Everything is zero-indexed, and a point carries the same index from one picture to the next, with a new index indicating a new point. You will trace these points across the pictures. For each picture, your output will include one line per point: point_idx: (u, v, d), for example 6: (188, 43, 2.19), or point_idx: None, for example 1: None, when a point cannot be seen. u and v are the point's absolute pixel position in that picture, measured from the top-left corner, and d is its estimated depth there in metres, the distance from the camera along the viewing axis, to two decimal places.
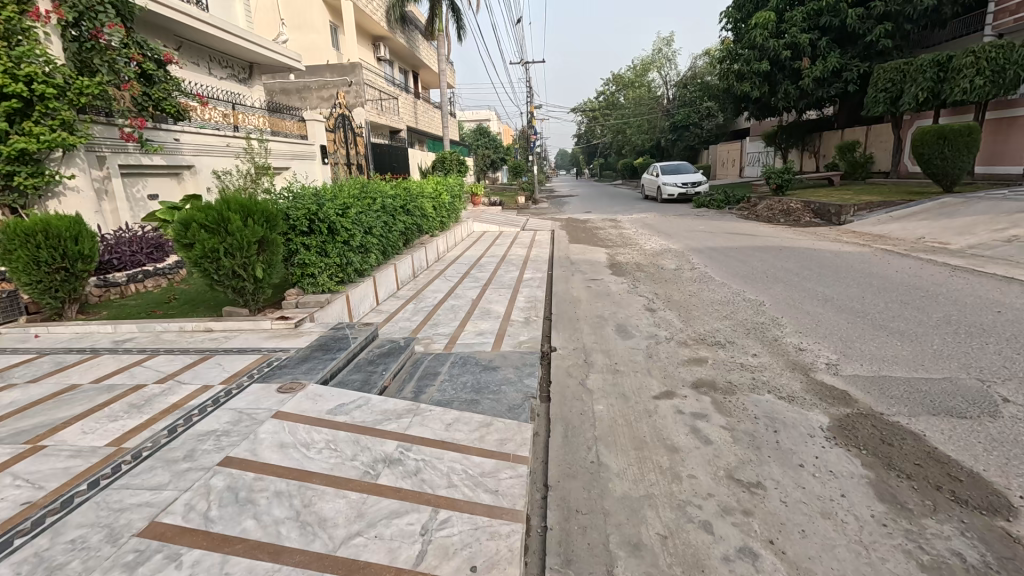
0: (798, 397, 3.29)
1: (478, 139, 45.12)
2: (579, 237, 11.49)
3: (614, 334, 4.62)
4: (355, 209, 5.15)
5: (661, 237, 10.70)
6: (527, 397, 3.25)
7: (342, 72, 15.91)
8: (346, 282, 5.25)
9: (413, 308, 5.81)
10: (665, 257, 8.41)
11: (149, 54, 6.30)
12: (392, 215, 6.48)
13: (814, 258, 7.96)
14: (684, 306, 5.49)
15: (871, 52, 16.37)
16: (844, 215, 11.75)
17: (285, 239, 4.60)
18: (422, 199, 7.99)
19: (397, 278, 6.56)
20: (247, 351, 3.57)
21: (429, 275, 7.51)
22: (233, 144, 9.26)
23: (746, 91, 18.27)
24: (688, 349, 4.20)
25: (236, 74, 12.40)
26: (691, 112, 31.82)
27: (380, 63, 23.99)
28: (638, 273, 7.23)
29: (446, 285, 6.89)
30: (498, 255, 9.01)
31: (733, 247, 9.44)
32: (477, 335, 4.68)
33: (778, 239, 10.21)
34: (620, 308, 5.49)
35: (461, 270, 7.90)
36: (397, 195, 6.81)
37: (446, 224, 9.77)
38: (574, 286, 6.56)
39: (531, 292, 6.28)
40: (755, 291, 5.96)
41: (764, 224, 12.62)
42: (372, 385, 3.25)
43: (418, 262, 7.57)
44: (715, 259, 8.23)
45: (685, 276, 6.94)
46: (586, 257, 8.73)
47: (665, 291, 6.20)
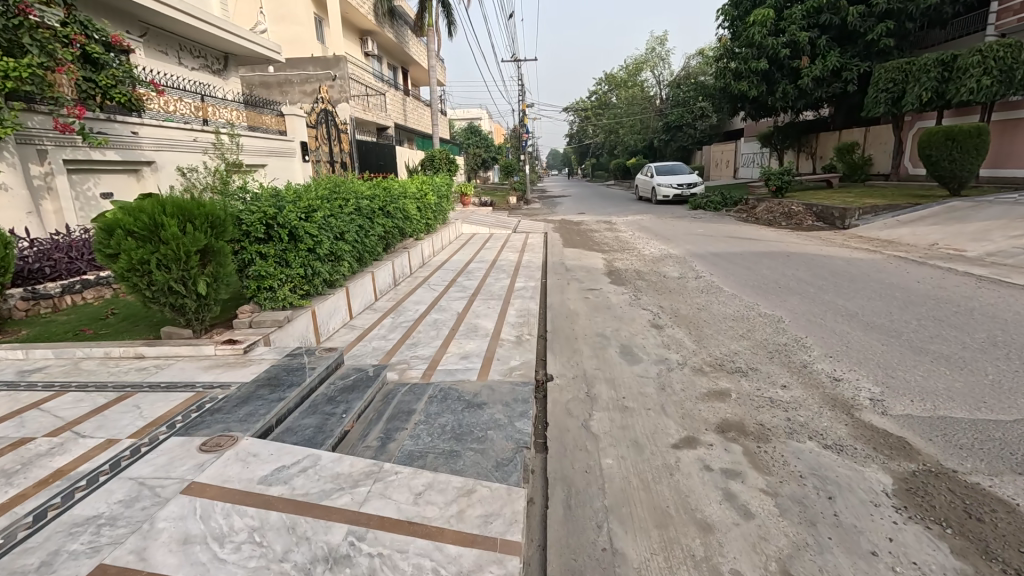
0: (848, 446, 2.72)
1: (469, 138, 44.42)
2: (573, 240, 10.92)
3: (619, 358, 4.03)
4: (324, 212, 4.50)
5: (660, 241, 10.16)
6: (519, 448, 2.65)
7: (325, 65, 15.20)
8: (313, 295, 4.62)
9: (391, 322, 5.17)
10: (666, 264, 7.85)
11: (94, 36, 5.60)
12: (369, 218, 5.84)
13: (825, 266, 7.45)
14: (694, 323, 4.92)
15: (871, 51, 15.97)
16: (848, 219, 11.28)
17: (238, 247, 3.96)
18: (405, 200, 7.34)
19: (374, 288, 5.96)
20: (178, 388, 2.92)
21: (412, 283, 6.88)
22: (200, 139, 8.58)
23: (744, 90, 17.77)
24: (705, 379, 3.63)
25: (210, 66, 11.67)
26: (684, 113, 31.45)
27: (367, 58, 23.29)
28: (639, 282, 6.67)
29: (429, 295, 6.27)
30: (487, 261, 8.41)
31: (737, 252, 8.92)
32: (461, 359, 4.07)
33: (783, 244, 9.71)
34: (622, 324, 4.90)
35: (447, 277, 7.28)
36: (375, 195, 6.17)
37: (432, 226, 9.16)
38: (570, 297, 5.98)
39: (523, 305, 5.68)
40: (770, 304, 5.41)
41: (764, 227, 12.14)
42: (326, 434, 2.62)
43: (399, 269, 6.95)
44: (719, 266, 7.69)
45: (690, 286, 6.39)
46: (582, 263, 8.15)
47: (671, 304, 5.62)
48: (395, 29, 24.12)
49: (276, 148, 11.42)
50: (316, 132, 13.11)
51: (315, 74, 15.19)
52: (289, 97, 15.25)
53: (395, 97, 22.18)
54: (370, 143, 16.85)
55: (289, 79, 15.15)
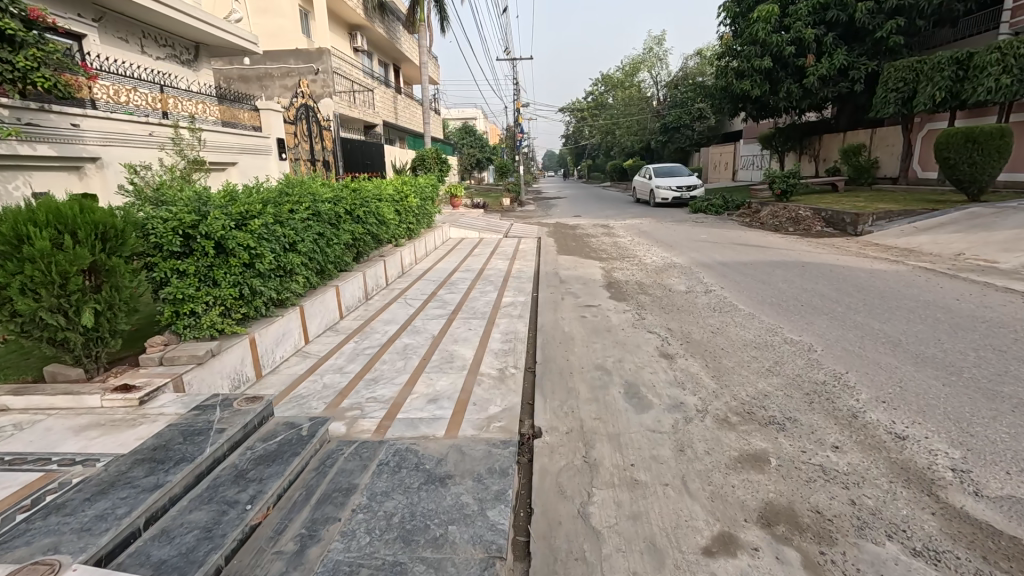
0: (947, 554, 1.96)
1: (464, 139, 43.61)
2: (568, 246, 10.21)
3: (624, 403, 3.27)
4: (264, 218, 3.71)
5: (661, 248, 9.46)
6: (490, 560, 1.88)
7: (308, 59, 14.44)
8: (252, 320, 3.82)
9: (352, 348, 4.38)
10: (671, 275, 7.13)
11: (10, 10, 4.77)
12: (332, 224, 5.06)
13: (847, 278, 6.72)
14: (711, 352, 4.16)
15: (880, 49, 15.32)
16: (861, 225, 10.60)
17: (149, 263, 3.17)
18: (379, 203, 6.55)
19: (339, 304, 5.17)
20: (26, 466, 2.14)
21: (386, 298, 6.08)
22: (158, 133, 7.82)
23: (746, 90, 17.09)
24: (736, 437, 2.86)
25: (179, 57, 10.83)
26: (682, 114, 30.74)
27: (356, 53, 22.53)
28: (642, 297, 5.94)
29: (405, 312, 5.47)
30: (474, 270, 7.65)
31: (746, 261, 8.21)
32: (428, 402, 3.29)
33: (793, 251, 9.03)
34: (626, 353, 4.13)
35: (427, 291, 6.48)
36: (342, 197, 5.40)
37: (414, 231, 8.40)
38: (565, 315, 5.23)
39: (511, 325, 4.90)
40: (796, 327, 4.66)
41: (771, 234, 11.42)
42: (215, 541, 1.83)
43: (372, 281, 6.14)
44: (729, 277, 6.98)
45: (700, 303, 5.64)
46: (577, 273, 7.41)
47: (680, 326, 4.85)
48: (386, 24, 23.33)
49: (251, 144, 10.62)
50: (295, 129, 12.30)
51: (297, 68, 14.40)
52: (270, 91, 14.46)
53: (385, 94, 21.37)
54: (357, 141, 16.07)
55: (269, 72, 14.32)
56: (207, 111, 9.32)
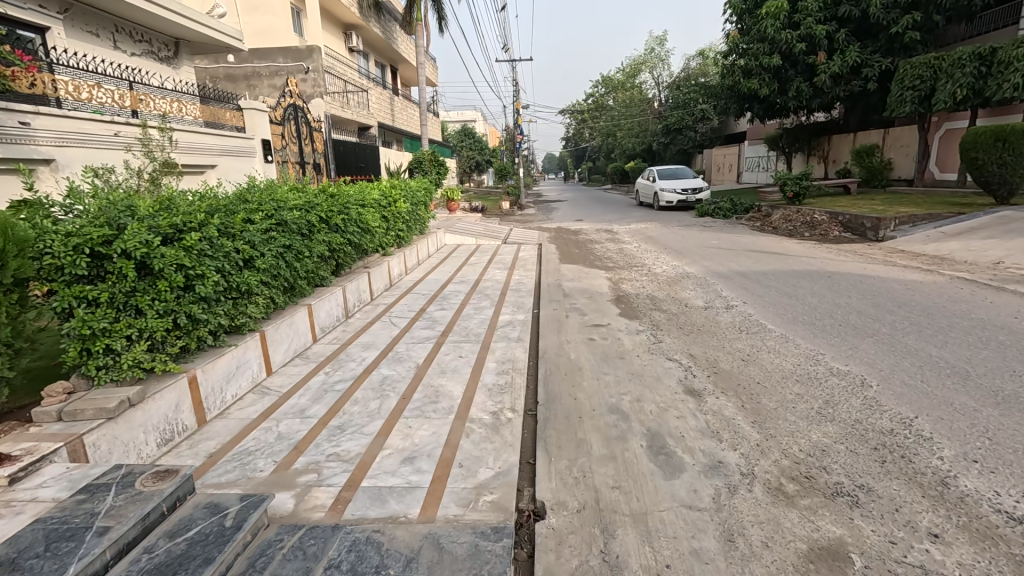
0: None
1: (463, 141, 43.07)
2: (571, 253, 9.58)
3: (649, 465, 2.61)
4: (206, 230, 3.07)
5: (671, 255, 8.83)
6: None
7: (298, 57, 13.84)
8: (193, 354, 3.17)
9: (321, 381, 3.72)
10: (685, 287, 6.50)
11: None
12: (303, 234, 4.41)
13: (882, 290, 6.07)
14: (745, 388, 3.49)
15: (895, 46, 14.71)
16: (883, 230, 9.97)
17: (48, 290, 2.52)
18: (362, 208, 5.88)
19: (311, 325, 4.53)
20: None
21: (368, 316, 5.41)
22: (124, 133, 7.17)
23: (754, 89, 16.48)
24: (799, 519, 2.19)
25: (157, 53, 10.21)
26: (684, 115, 30.11)
27: (352, 54, 21.96)
28: (656, 315, 5.30)
29: (388, 334, 4.81)
30: (470, 281, 7.01)
31: (765, 270, 7.56)
32: (403, 462, 2.63)
33: (814, 259, 8.38)
34: (645, 391, 3.46)
35: (415, 307, 5.82)
36: (315, 203, 4.75)
37: (405, 238, 7.76)
38: (570, 338, 4.57)
39: (508, 350, 4.24)
40: (840, 354, 4.01)
41: (785, 239, 10.78)
42: None
43: (353, 298, 5.49)
44: (750, 289, 6.34)
45: (722, 323, 4.98)
46: (582, 284, 6.78)
47: (704, 352, 4.21)
48: (381, 24, 22.75)
49: (233, 145, 9.99)
50: (282, 130, 11.68)
51: (286, 67, 13.82)
52: (258, 91, 13.86)
53: (380, 95, 20.79)
54: (349, 143, 15.47)
55: (256, 71, 13.72)
56: (187, 110, 8.93)
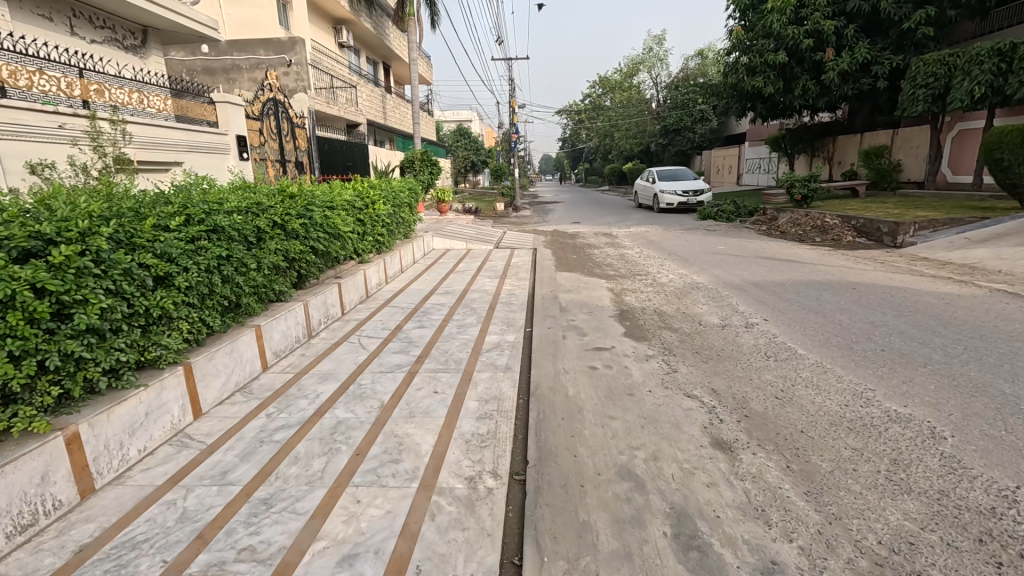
0: None
1: (458, 141, 42.35)
2: (568, 259, 8.91)
3: (679, 568, 1.89)
4: (85, 242, 2.36)
5: (676, 262, 8.15)
6: None
7: (280, 49, 13.10)
8: (80, 402, 2.45)
9: (259, 427, 3.00)
10: (696, 301, 5.82)
11: None
12: (249, 242, 3.69)
13: (918, 305, 5.40)
14: (787, 440, 2.79)
15: (906, 42, 14.11)
16: (902, 235, 9.32)
17: None
18: (330, 210, 5.15)
19: (260, 351, 3.82)
20: None
21: (333, 336, 4.69)
22: (70, 125, 6.40)
23: (759, 87, 15.85)
24: None
25: (121, 42, 9.38)
26: (683, 115, 29.48)
27: (342, 49, 21.22)
28: (667, 335, 4.60)
29: (354, 359, 4.08)
30: (456, 292, 6.30)
31: (781, 279, 6.88)
32: (340, 565, 1.91)
33: (831, 266, 7.73)
34: (662, 445, 2.74)
35: (390, 323, 5.09)
36: (266, 205, 4.02)
37: (385, 243, 7.02)
38: (568, 366, 3.85)
39: (494, 383, 3.52)
40: (894, 391, 3.32)
41: (796, 245, 10.12)
42: None
43: (317, 314, 4.77)
44: (769, 303, 5.66)
45: (744, 347, 4.27)
46: (580, 296, 6.09)
47: (729, 386, 3.51)
48: (372, 19, 22.01)
49: (203, 141, 9.18)
50: (260, 125, 10.91)
51: (268, 59, 13.08)
52: (237, 85, 13.11)
53: (371, 91, 20.06)
54: (335, 140, 14.74)
55: (236, 64, 12.98)
56: (155, 103, 8.47)
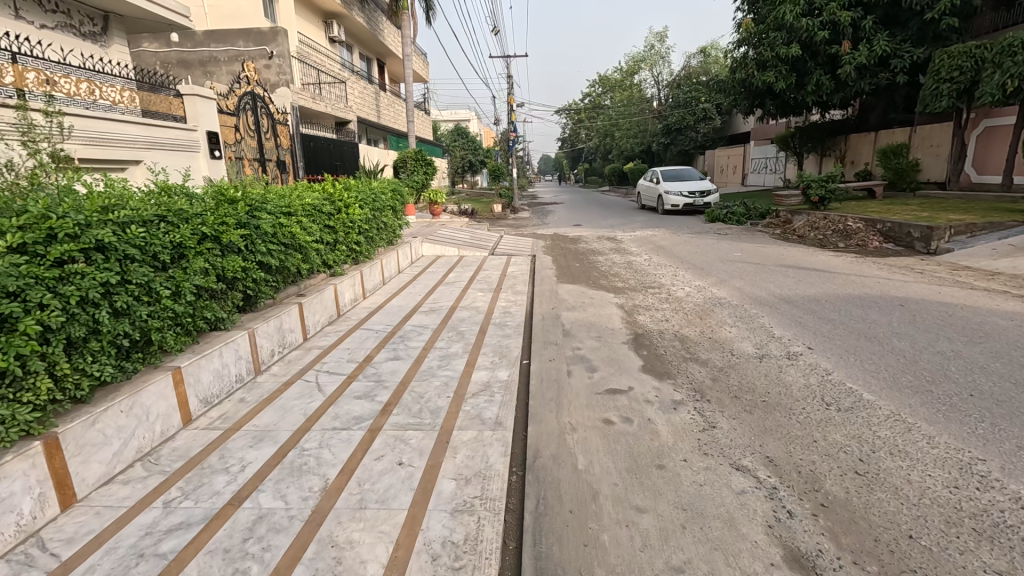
0: None
1: (454, 141, 41.45)
2: (571, 267, 8.08)
3: None
4: None
5: (691, 272, 7.33)
6: None
7: (261, 41, 12.23)
8: None
9: (145, 526, 2.14)
10: (722, 322, 4.99)
11: None
12: (159, 261, 2.85)
13: (987, 328, 4.57)
14: (894, 555, 1.94)
15: (927, 34, 13.30)
16: (936, 241, 8.50)
17: None
18: (287, 217, 4.29)
19: (180, 401, 2.98)
20: None
21: (287, 372, 3.84)
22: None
23: (770, 82, 15.04)
24: None
25: (78, 28, 8.51)
26: (686, 114, 28.69)
27: (333, 44, 20.40)
28: (697, 372, 3.75)
29: (305, 408, 3.22)
30: (442, 311, 5.44)
31: (815, 293, 6.05)
32: None
33: (866, 277, 6.92)
34: (716, 564, 1.90)
35: (359, 352, 4.24)
36: (190, 213, 3.18)
37: (362, 252, 6.17)
38: (575, 420, 3.00)
39: (479, 449, 2.67)
40: (1016, 465, 2.47)
41: (817, 251, 9.29)
42: None
43: (268, 344, 3.94)
44: (808, 324, 4.83)
45: (794, 389, 3.42)
46: (587, 315, 5.25)
47: (790, 452, 2.66)
48: (365, 13, 21.14)
49: (167, 136, 8.33)
50: (236, 122, 10.03)
51: (248, 51, 12.20)
52: (215, 79, 12.26)
53: (362, 88, 19.22)
54: (321, 138, 13.90)
55: (213, 55, 12.12)
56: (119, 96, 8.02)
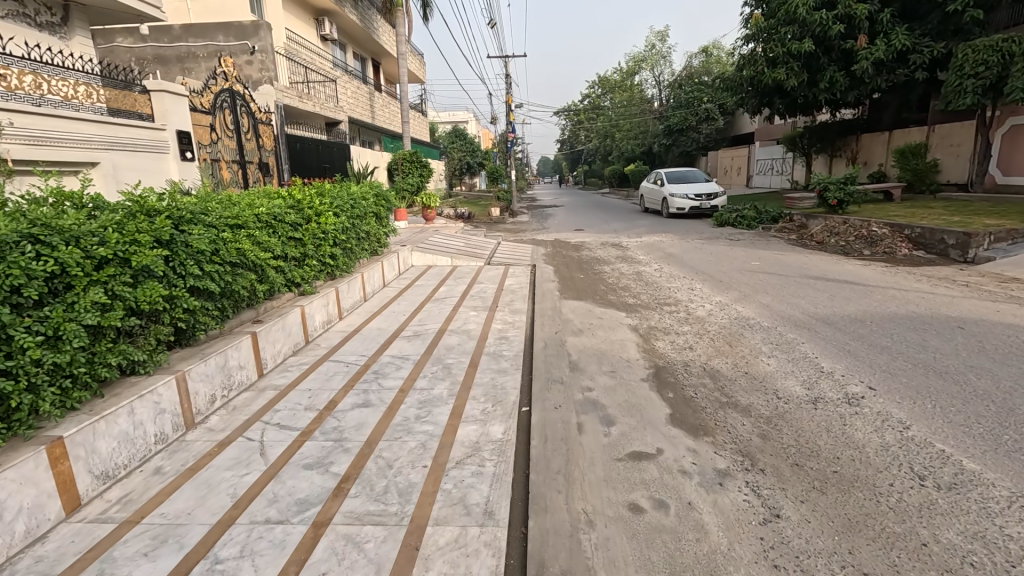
0: None
1: (452, 142, 40.68)
2: (574, 279, 7.34)
3: None
4: None
5: (708, 286, 6.59)
6: None
7: (242, 35, 11.47)
8: None
9: None
10: (755, 350, 4.24)
11: None
12: (24, 298, 2.12)
13: None
14: None
15: (948, 27, 12.59)
16: (974, 248, 7.77)
17: None
18: (235, 230, 3.55)
19: (61, 482, 2.23)
20: None
21: (227, 425, 3.07)
22: None
23: (780, 79, 14.32)
24: None
25: (33, 18, 7.74)
26: (688, 115, 27.99)
27: (324, 42, 19.67)
28: (739, 426, 2.98)
29: (234, 485, 2.44)
30: (428, 336, 4.67)
31: (854, 311, 5.31)
32: None
33: (905, 291, 6.18)
34: None
35: (321, 394, 3.46)
36: (84, 230, 2.45)
37: (339, 266, 5.40)
38: (590, 508, 2.25)
39: (459, 564, 1.92)
40: None
41: (841, 259, 8.55)
42: None
43: (206, 389, 3.18)
44: (858, 354, 4.09)
45: (869, 453, 2.66)
46: (596, 341, 4.48)
47: (894, 566, 1.90)
48: (358, 10, 20.39)
49: (128, 135, 7.54)
50: (212, 120, 9.20)
51: (228, 46, 11.44)
52: (194, 76, 11.52)
53: (355, 87, 18.50)
54: (308, 139, 13.16)
55: (191, 51, 11.36)
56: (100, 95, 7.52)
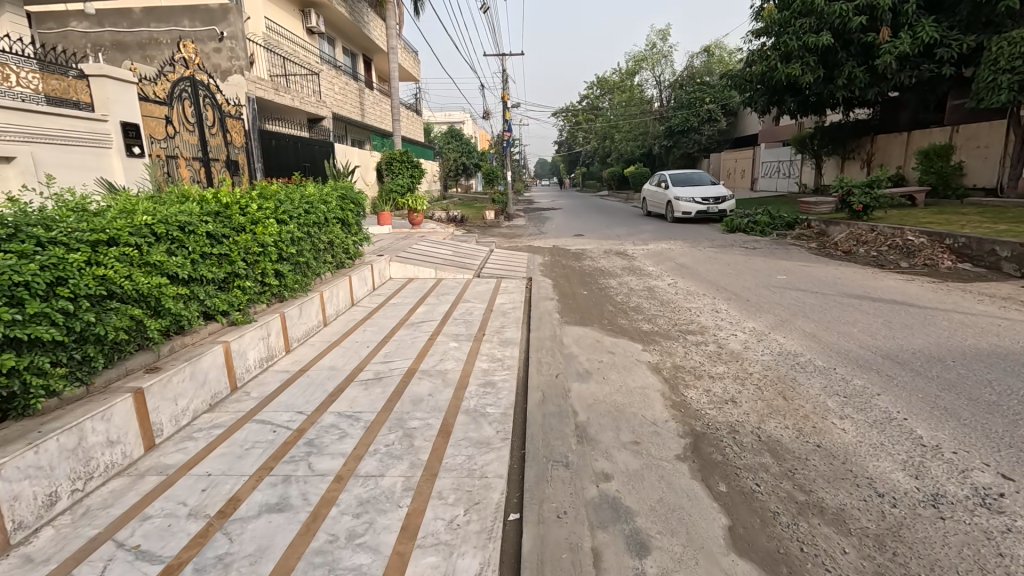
0: None
1: (446, 143, 39.59)
2: (576, 296, 6.30)
3: None
4: None
5: (736, 308, 5.57)
6: None
7: (209, 20, 10.41)
8: None
9: None
10: (822, 407, 3.20)
11: None
12: None
13: None
14: None
15: (979, 18, 11.64)
16: None
17: None
18: (97, 246, 2.52)
19: None
20: None
21: (58, 550, 2.02)
22: None
23: (795, 75, 13.34)
24: None
25: None
26: (689, 116, 26.97)
27: (311, 36, 18.61)
28: (841, 557, 1.95)
29: None
30: (393, 380, 3.61)
31: (925, 344, 4.27)
32: None
33: (972, 315, 5.16)
34: None
35: (221, 486, 2.40)
36: None
37: (287, 285, 4.33)
38: None
39: None
40: None
41: (877, 273, 7.55)
42: None
43: (36, 490, 2.12)
44: (963, 414, 3.05)
45: None
46: (610, 391, 3.43)
47: None
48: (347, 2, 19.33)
49: (57, 127, 6.46)
50: (168, 112, 8.13)
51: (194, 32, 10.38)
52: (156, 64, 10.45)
53: (342, 83, 17.46)
54: (285, 136, 12.10)
55: (154, 37, 10.28)
56: (24, 80, 6.23)
